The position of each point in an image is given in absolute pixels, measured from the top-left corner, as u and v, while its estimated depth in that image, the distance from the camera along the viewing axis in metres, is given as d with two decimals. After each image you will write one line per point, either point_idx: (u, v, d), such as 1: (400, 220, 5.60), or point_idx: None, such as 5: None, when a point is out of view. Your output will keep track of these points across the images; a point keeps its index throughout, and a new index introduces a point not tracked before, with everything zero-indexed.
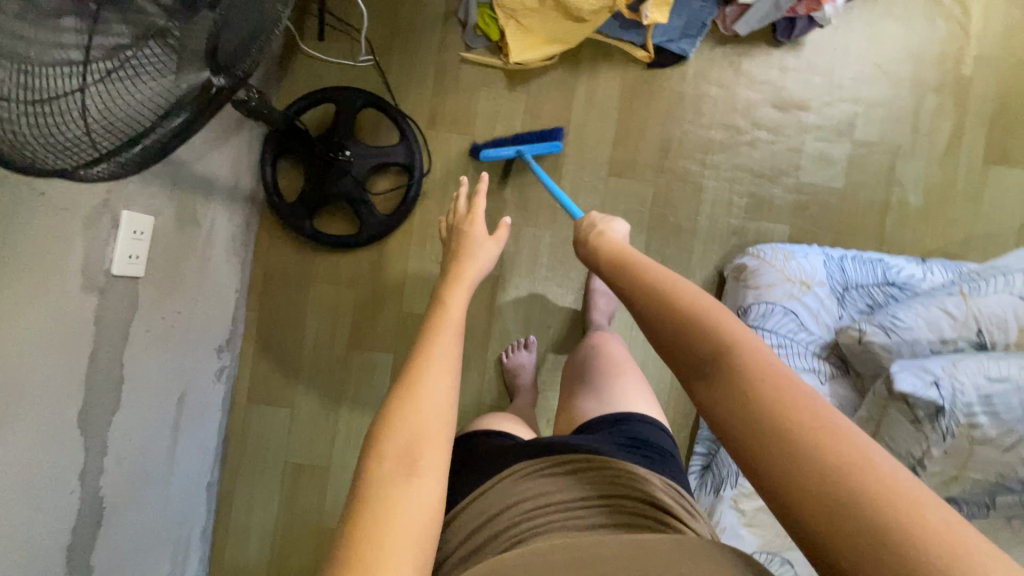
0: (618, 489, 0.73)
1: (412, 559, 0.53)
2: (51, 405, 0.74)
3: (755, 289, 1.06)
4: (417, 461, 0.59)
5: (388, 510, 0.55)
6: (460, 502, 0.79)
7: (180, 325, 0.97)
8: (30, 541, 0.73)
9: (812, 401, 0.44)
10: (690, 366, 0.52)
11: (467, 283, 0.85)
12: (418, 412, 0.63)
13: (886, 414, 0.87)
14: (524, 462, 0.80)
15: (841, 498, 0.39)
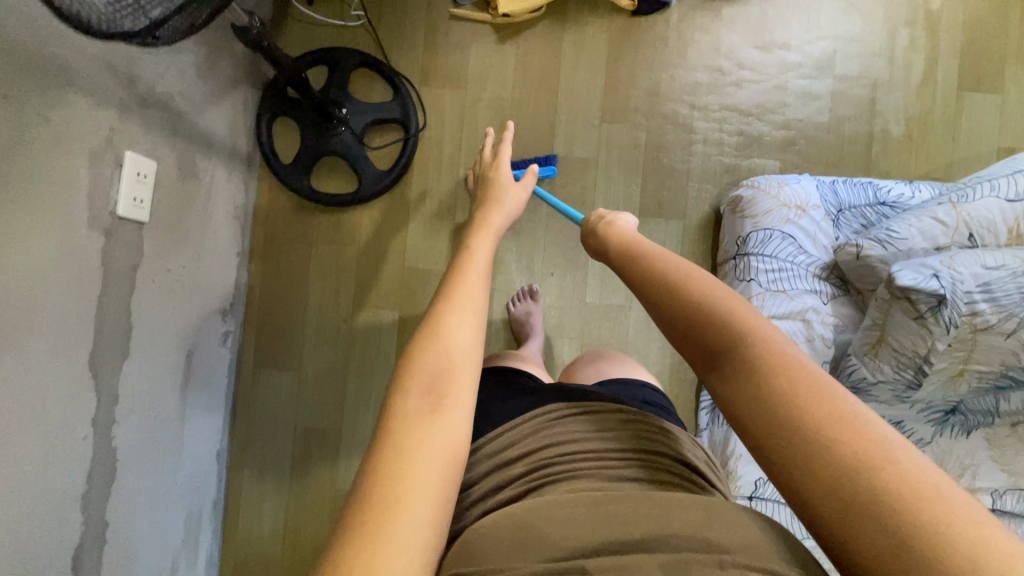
0: (651, 443, 0.71)
1: (438, 492, 0.52)
2: (64, 344, 0.72)
3: (751, 218, 1.09)
4: (444, 398, 0.58)
5: (412, 443, 0.54)
6: (485, 438, 0.77)
7: (185, 279, 0.97)
8: (47, 483, 0.72)
9: (832, 399, 0.46)
10: (706, 360, 0.53)
11: (493, 228, 0.84)
12: (445, 350, 0.61)
13: (890, 315, 0.89)
14: (557, 404, 0.78)
15: (861, 500, 0.42)
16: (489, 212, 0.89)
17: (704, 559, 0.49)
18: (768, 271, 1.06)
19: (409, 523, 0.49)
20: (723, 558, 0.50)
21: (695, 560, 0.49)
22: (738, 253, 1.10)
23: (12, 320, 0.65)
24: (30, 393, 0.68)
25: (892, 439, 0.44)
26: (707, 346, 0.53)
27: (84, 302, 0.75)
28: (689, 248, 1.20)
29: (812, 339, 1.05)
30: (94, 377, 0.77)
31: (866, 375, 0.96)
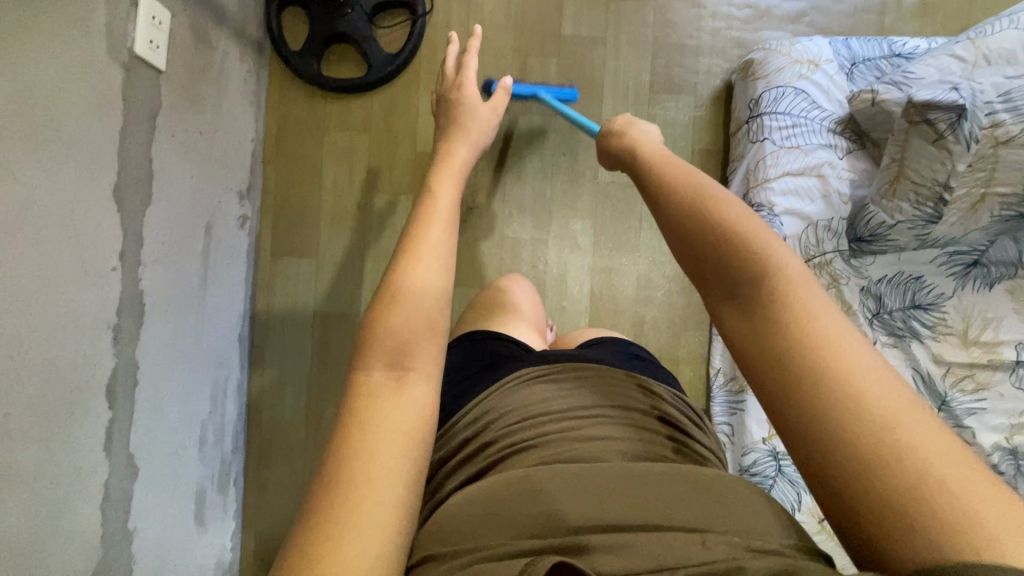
0: (634, 402, 0.71)
1: (406, 468, 0.52)
2: (92, 167, 0.74)
3: (763, 78, 1.08)
4: (406, 370, 0.57)
5: (374, 421, 0.53)
6: (465, 406, 0.75)
7: (202, 146, 0.98)
8: (83, 304, 0.74)
9: (850, 356, 0.47)
10: (725, 295, 0.54)
11: (454, 173, 0.79)
12: (405, 319, 0.59)
13: (907, 145, 0.89)
14: (534, 366, 0.77)
15: (868, 450, 0.43)
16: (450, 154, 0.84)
17: (689, 539, 0.51)
18: (782, 128, 1.06)
19: (378, 502, 0.49)
20: (707, 536, 0.52)
21: (680, 540, 0.51)
22: (750, 116, 1.09)
23: (37, 120, 0.66)
24: (60, 202, 0.69)
25: (897, 403, 0.45)
26: (735, 284, 0.54)
27: (107, 131, 0.76)
28: (701, 124, 1.20)
29: (829, 195, 1.04)
30: (118, 207, 0.79)
31: (885, 218, 0.96)
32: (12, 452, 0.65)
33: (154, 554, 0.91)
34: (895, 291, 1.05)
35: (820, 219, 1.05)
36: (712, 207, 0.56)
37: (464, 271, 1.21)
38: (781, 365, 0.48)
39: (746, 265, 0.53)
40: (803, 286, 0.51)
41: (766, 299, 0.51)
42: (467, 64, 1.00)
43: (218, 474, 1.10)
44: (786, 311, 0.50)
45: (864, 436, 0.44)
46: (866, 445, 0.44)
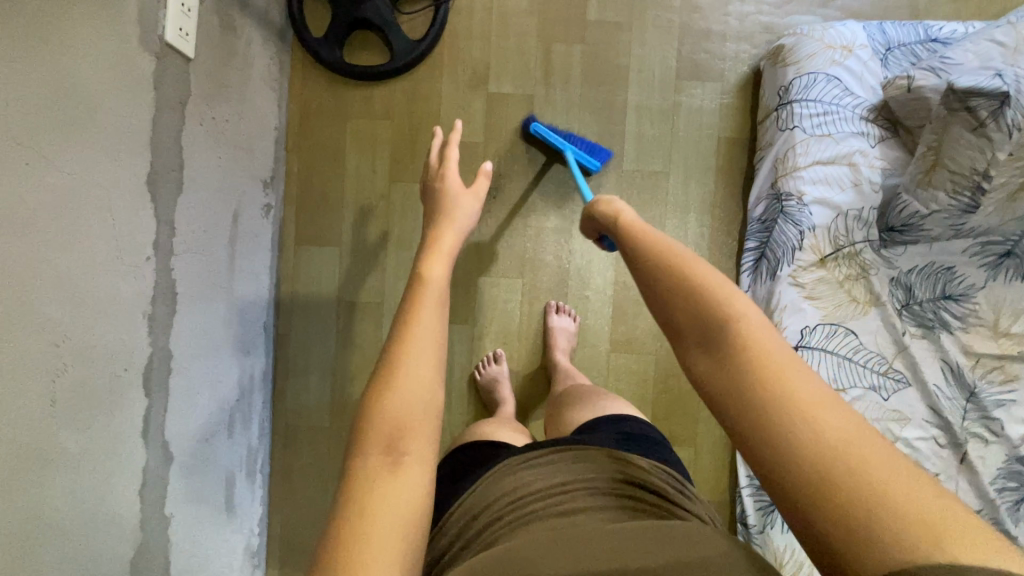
0: (608, 471, 0.74)
1: (397, 556, 0.53)
2: (128, 155, 0.74)
3: (794, 64, 1.06)
4: (400, 455, 0.59)
5: (367, 513, 0.55)
6: (452, 502, 0.80)
7: (228, 135, 0.98)
8: (122, 291, 0.75)
9: (813, 395, 0.44)
10: (691, 338, 0.51)
11: (446, 247, 0.82)
12: (398, 406, 0.61)
13: (946, 133, 0.87)
14: (516, 454, 0.82)
15: (843, 494, 0.39)
16: (442, 231, 0.86)
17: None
18: (813, 116, 1.04)
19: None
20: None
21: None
22: (780, 103, 1.07)
23: (74, 107, 0.66)
24: (98, 189, 0.69)
25: (868, 441, 0.41)
26: (699, 325, 0.51)
27: (139, 119, 0.76)
28: (727, 111, 1.18)
29: (859, 184, 1.03)
30: (151, 195, 0.79)
31: (918, 208, 0.95)
32: (56, 436, 0.66)
33: (188, 539, 0.93)
34: (925, 282, 1.04)
35: (850, 208, 1.03)
36: (670, 254, 0.55)
37: (486, 260, 1.20)
38: (744, 410, 0.45)
39: (704, 307, 0.50)
40: (760, 326, 0.49)
41: (727, 341, 0.48)
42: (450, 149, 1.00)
43: (245, 461, 1.12)
44: (747, 352, 0.47)
45: (838, 475, 0.40)
46: (844, 485, 0.40)
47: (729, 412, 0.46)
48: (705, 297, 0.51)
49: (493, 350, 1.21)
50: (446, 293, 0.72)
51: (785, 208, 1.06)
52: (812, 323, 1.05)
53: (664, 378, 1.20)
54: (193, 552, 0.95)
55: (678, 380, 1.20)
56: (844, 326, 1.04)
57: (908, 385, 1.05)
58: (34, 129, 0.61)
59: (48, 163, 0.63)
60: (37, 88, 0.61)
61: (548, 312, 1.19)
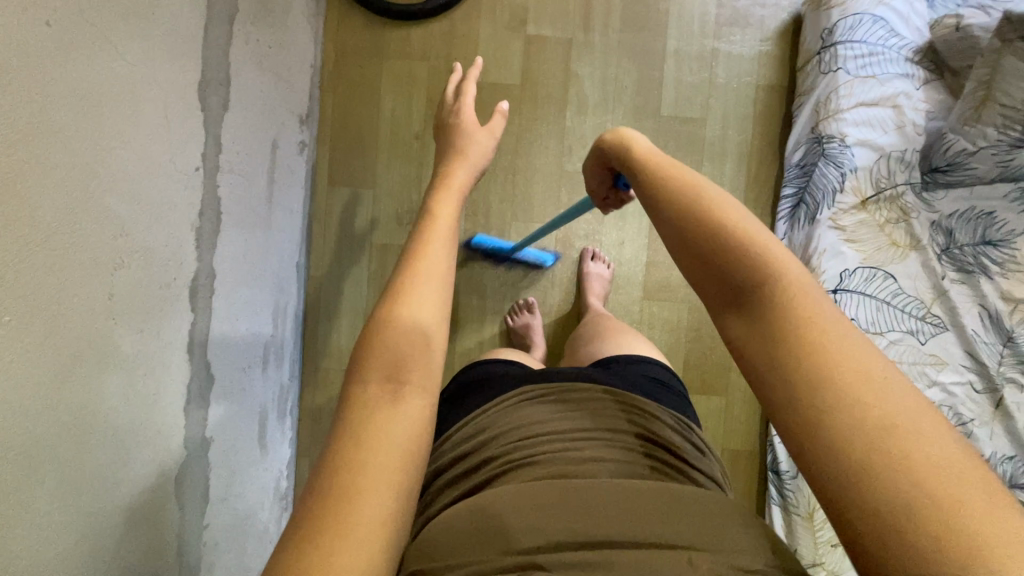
0: (627, 426, 0.71)
1: (394, 483, 0.50)
2: (181, 58, 0.73)
3: (839, 6, 1.05)
4: (403, 385, 0.55)
5: (367, 438, 0.51)
6: (460, 425, 0.78)
7: (269, 61, 0.97)
8: (175, 199, 0.74)
9: (866, 374, 0.39)
10: (723, 298, 0.46)
11: (458, 186, 0.79)
12: (408, 334, 0.57)
13: (999, 65, 0.87)
14: (530, 387, 0.79)
15: (886, 484, 0.35)
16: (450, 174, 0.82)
17: (674, 556, 0.51)
18: (858, 57, 1.03)
19: (367, 518, 0.48)
20: (694, 553, 0.52)
21: (666, 557, 0.51)
22: (822, 47, 1.06)
23: None
24: (156, 84, 0.68)
25: (919, 428, 0.37)
26: (734, 281, 0.45)
27: (192, 22, 0.74)
28: (767, 58, 1.17)
29: (903, 125, 1.02)
30: (201, 106, 0.78)
31: (965, 145, 0.95)
32: (114, 332, 0.65)
33: (226, 466, 0.92)
34: (965, 226, 1.02)
35: (893, 150, 1.03)
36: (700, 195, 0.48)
37: (520, 204, 1.19)
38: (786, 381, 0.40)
39: (748, 267, 0.44)
40: (811, 288, 0.43)
41: (771, 302, 0.43)
42: (465, 89, 0.96)
43: (277, 398, 1.11)
44: (800, 323, 0.41)
45: (888, 469, 0.35)
46: (893, 477, 0.35)
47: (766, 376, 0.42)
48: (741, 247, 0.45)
49: (524, 297, 1.20)
50: (455, 236, 0.69)
51: (827, 150, 1.05)
52: (852, 267, 1.04)
53: (695, 326, 1.20)
54: (229, 481, 0.94)
55: (712, 328, 1.20)
56: (882, 270, 1.04)
57: (947, 330, 1.03)
58: (101, 8, 0.59)
59: (110, 48, 0.61)
60: None
61: (583, 257, 1.18)
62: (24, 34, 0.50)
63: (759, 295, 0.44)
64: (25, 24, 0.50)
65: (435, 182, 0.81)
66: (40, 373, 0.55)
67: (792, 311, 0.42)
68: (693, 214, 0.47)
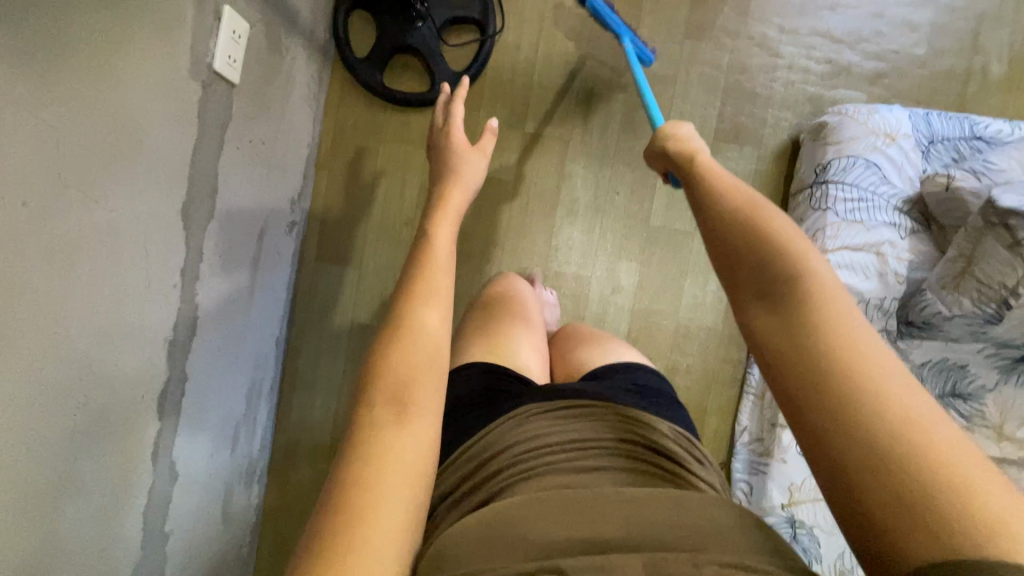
0: (624, 435, 0.71)
1: (407, 497, 0.54)
2: (165, 185, 0.74)
3: (835, 145, 1.05)
4: (407, 405, 0.59)
5: (377, 459, 0.55)
6: (461, 445, 0.76)
7: (263, 155, 0.98)
8: (149, 321, 0.75)
9: (877, 365, 0.46)
10: (754, 295, 0.53)
11: (453, 208, 0.79)
12: (407, 361, 0.61)
13: (980, 244, 0.88)
14: (529, 402, 0.77)
15: (888, 457, 0.42)
16: (446, 194, 0.80)
17: (679, 557, 0.52)
18: (848, 201, 1.03)
19: (379, 531, 0.51)
20: (699, 555, 0.53)
21: (673, 560, 0.52)
22: (815, 181, 1.07)
23: (122, 143, 0.66)
24: (137, 220, 0.70)
25: (918, 408, 0.44)
26: (771, 279, 0.52)
27: (180, 145, 0.76)
28: (761, 177, 1.17)
29: (885, 273, 1.02)
30: (184, 224, 0.79)
31: (941, 309, 0.95)
32: (74, 466, 0.67)
33: (184, 552, 0.94)
34: (937, 377, 1.02)
35: (873, 296, 1.02)
36: (754, 209, 0.55)
37: None
38: (811, 382, 0.47)
39: (783, 267, 0.52)
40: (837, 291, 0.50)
41: (799, 298, 0.50)
42: (453, 108, 0.92)
43: (245, 472, 1.13)
44: (827, 318, 0.49)
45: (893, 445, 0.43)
46: (899, 456, 0.42)
47: (790, 369, 0.48)
48: (785, 258, 0.52)
49: None
50: (451, 266, 0.71)
51: None
52: None
53: None
54: (188, 564, 0.96)
55: None
56: None
57: None
58: (79, 162, 0.60)
59: (88, 198, 0.62)
60: (87, 122, 0.61)
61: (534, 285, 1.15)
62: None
63: (791, 293, 0.51)
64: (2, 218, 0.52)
65: (430, 204, 0.80)
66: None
67: (820, 309, 0.49)
68: (734, 220, 0.55)
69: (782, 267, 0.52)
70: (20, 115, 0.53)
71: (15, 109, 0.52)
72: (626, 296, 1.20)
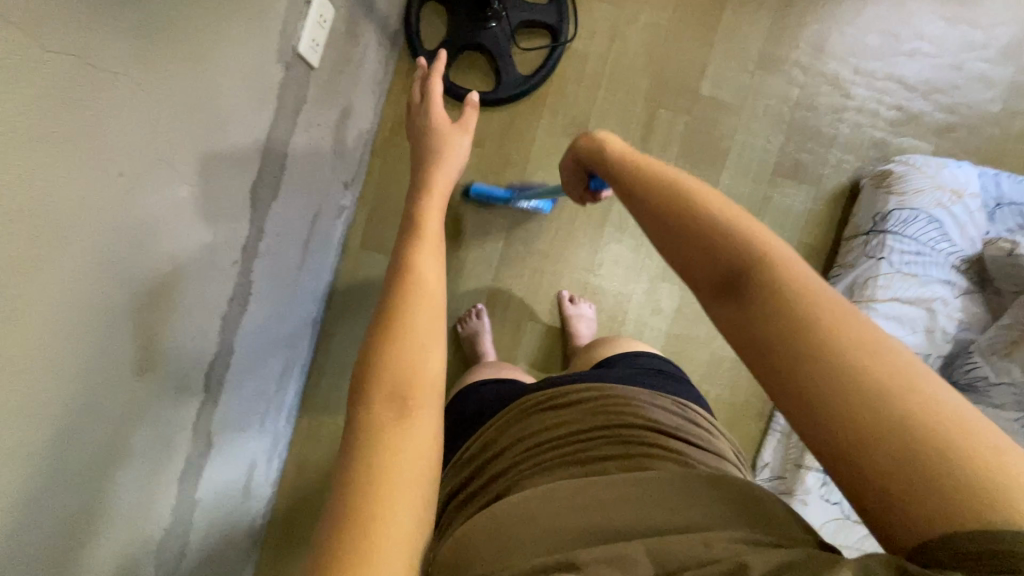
0: (604, 419, 0.67)
1: (416, 503, 0.48)
2: (240, 162, 0.74)
3: (897, 196, 1.04)
4: (410, 398, 0.53)
5: (382, 463, 0.48)
6: (465, 448, 0.77)
7: (327, 138, 0.98)
8: (208, 297, 0.76)
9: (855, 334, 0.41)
10: (715, 289, 0.47)
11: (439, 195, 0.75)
12: (406, 353, 0.55)
13: None
14: (525, 398, 0.77)
15: (888, 434, 0.37)
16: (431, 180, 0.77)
17: (690, 538, 0.46)
18: (904, 253, 1.03)
19: (387, 545, 0.45)
20: (709, 535, 0.46)
21: (680, 543, 0.46)
22: (872, 229, 1.06)
23: (212, 120, 0.67)
24: (213, 196, 0.70)
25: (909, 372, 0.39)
26: (729, 267, 0.47)
27: (256, 125, 0.76)
28: (816, 216, 1.16)
29: (933, 330, 1.02)
30: (252, 202, 0.80)
31: (988, 374, 0.96)
32: (129, 433, 0.67)
33: (207, 521, 0.95)
34: None
35: (917, 351, 1.01)
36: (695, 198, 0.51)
37: (540, 306, 1.20)
38: (801, 379, 0.40)
39: (737, 252, 0.46)
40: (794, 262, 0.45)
41: (757, 283, 0.44)
42: (431, 86, 0.85)
43: (270, 447, 1.14)
44: (795, 295, 0.43)
45: (889, 419, 0.37)
46: (895, 432, 0.37)
47: (769, 358, 0.42)
48: (735, 241, 0.47)
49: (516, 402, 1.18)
50: (442, 248, 0.67)
51: None
52: None
53: None
54: (211, 533, 0.97)
55: None
56: None
57: None
58: (170, 138, 0.61)
59: (169, 170, 0.62)
60: (180, 97, 0.61)
61: (566, 299, 1.17)
62: (95, 194, 0.52)
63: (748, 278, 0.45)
64: (99, 187, 0.53)
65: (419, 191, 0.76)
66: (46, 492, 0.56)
67: (787, 286, 0.43)
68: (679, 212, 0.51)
69: (734, 250, 0.47)
70: (120, 85, 0.52)
71: (125, 81, 0.53)
72: (664, 320, 1.20)
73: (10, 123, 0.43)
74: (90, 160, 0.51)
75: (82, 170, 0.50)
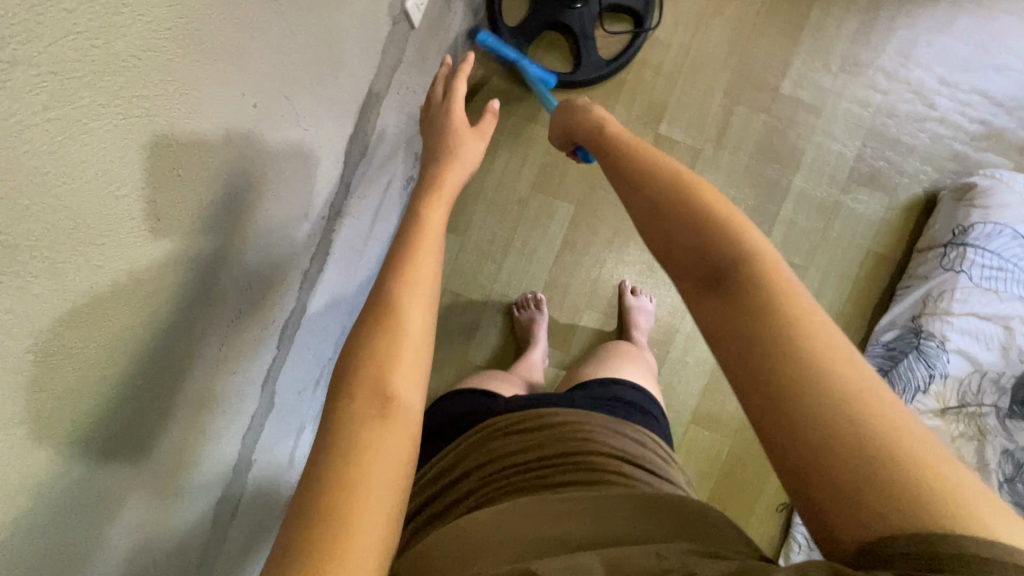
0: (575, 442, 0.66)
1: (391, 499, 0.45)
2: (341, 113, 0.72)
3: (981, 209, 1.03)
4: (392, 398, 0.49)
5: (361, 457, 0.45)
6: (429, 468, 0.75)
7: (410, 104, 0.96)
8: (296, 249, 0.73)
9: (837, 349, 0.39)
10: (704, 281, 0.45)
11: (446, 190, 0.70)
12: (399, 352, 0.52)
13: None
14: (501, 418, 0.75)
15: (855, 447, 0.36)
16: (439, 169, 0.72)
17: (641, 549, 0.45)
18: (986, 267, 1.01)
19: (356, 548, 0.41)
20: (661, 546, 0.45)
21: (629, 554, 0.44)
22: (951, 241, 1.05)
23: (329, 66, 0.65)
24: (316, 146, 0.68)
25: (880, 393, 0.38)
26: (716, 263, 0.45)
27: (361, 77, 0.74)
28: (888, 226, 1.14)
29: (1009, 348, 0.99)
30: (344, 157, 0.78)
31: None
32: (218, 378, 0.62)
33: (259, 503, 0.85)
34: None
35: (990, 368, 0.99)
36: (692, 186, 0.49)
37: (599, 295, 1.18)
38: (774, 387, 0.39)
39: (728, 249, 0.45)
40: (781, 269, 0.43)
41: (747, 284, 0.43)
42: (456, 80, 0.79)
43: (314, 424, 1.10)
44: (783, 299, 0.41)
45: (857, 432, 0.36)
46: (858, 446, 0.36)
47: (744, 358, 0.41)
48: (728, 238, 0.45)
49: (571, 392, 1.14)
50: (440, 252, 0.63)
51: (922, 345, 1.03)
52: None
53: (732, 465, 1.17)
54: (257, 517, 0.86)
55: (749, 468, 1.16)
56: None
57: None
58: (295, 76, 0.59)
59: (287, 106, 0.59)
60: (309, 34, 0.59)
61: (627, 290, 1.15)
62: (231, 115, 0.50)
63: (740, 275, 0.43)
64: (234, 111, 0.50)
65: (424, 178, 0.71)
66: (160, 425, 0.54)
67: (772, 289, 0.42)
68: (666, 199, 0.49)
69: (728, 248, 0.45)
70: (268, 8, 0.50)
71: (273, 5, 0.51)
72: None
73: (183, 22, 0.41)
74: (234, 82, 0.49)
75: (226, 93, 0.48)
